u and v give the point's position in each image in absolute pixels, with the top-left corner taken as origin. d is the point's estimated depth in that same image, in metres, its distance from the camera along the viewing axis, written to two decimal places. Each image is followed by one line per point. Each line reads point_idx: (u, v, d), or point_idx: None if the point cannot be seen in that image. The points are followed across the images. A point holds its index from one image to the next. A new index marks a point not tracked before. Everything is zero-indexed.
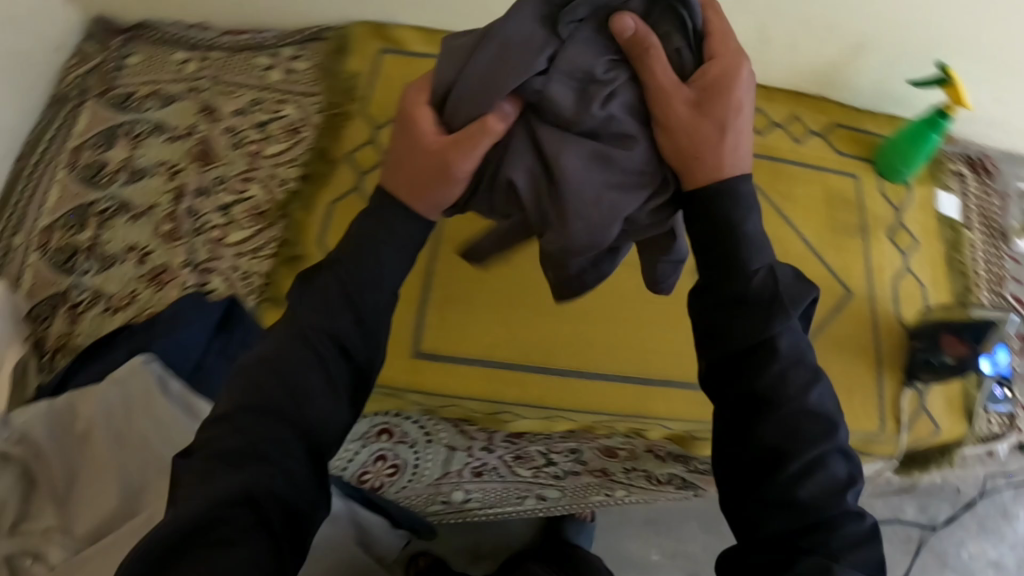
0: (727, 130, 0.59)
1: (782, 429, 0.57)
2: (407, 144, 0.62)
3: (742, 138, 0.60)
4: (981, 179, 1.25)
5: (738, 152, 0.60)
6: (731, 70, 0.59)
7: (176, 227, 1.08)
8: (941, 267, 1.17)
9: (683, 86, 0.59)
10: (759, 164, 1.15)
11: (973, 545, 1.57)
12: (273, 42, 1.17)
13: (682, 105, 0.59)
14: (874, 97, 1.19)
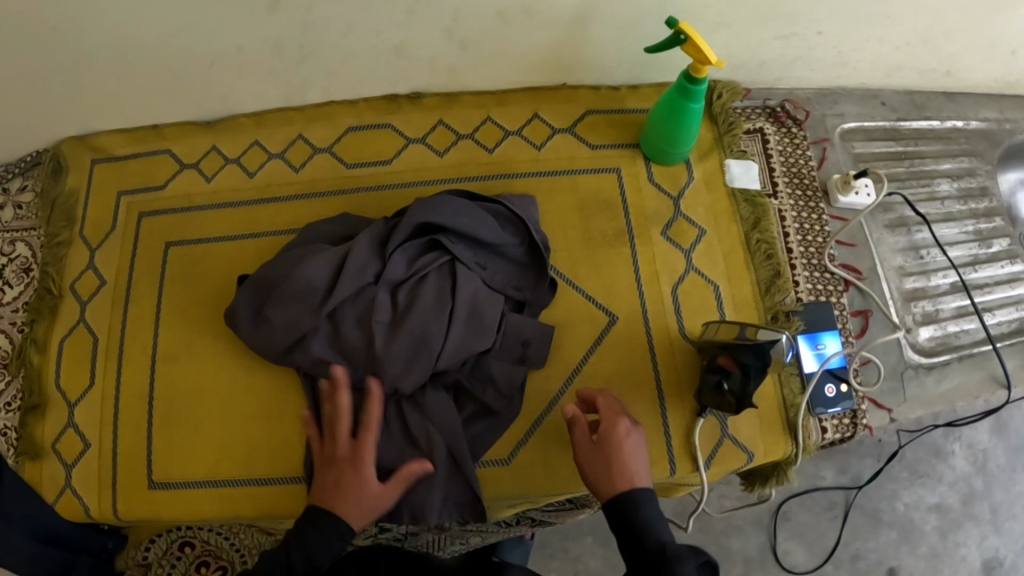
0: (626, 468, 0.77)
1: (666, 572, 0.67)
2: (338, 474, 0.80)
3: (635, 454, 0.79)
4: (786, 129, 1.11)
5: (625, 471, 0.77)
6: (612, 419, 0.82)
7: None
8: (738, 255, 1.02)
9: (619, 415, 0.83)
10: (494, 187, 1.04)
11: (905, 493, 1.41)
12: (2, 179, 1.15)
13: (588, 448, 0.80)
14: (626, 70, 1.09)
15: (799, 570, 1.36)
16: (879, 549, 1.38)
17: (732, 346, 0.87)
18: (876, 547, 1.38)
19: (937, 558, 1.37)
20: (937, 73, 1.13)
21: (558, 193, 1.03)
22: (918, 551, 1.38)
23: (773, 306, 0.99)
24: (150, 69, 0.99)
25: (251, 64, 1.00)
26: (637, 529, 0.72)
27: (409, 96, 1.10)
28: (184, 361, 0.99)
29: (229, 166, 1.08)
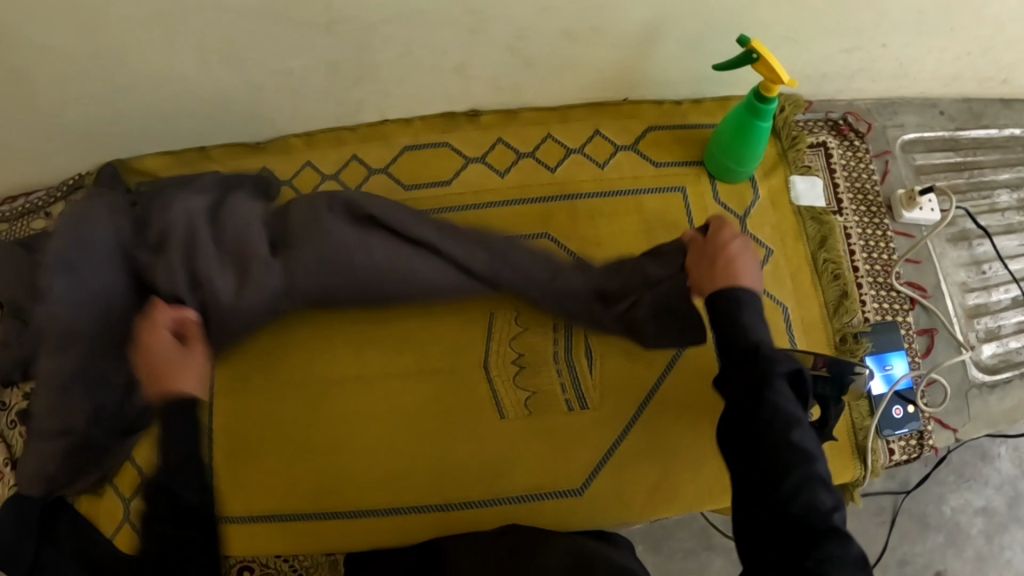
0: (735, 269, 0.75)
1: (745, 369, 0.67)
2: None
3: (747, 267, 0.75)
4: (847, 143, 1.09)
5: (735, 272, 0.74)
6: (739, 246, 0.77)
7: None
8: (805, 274, 1.00)
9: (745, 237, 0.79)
10: (555, 210, 1.01)
11: (951, 495, 1.26)
12: (43, 204, 1.13)
13: (702, 268, 0.78)
14: (694, 84, 1.06)
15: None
16: (925, 553, 1.23)
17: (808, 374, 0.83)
18: (921, 551, 1.23)
19: (985, 562, 1.22)
20: (993, 82, 1.11)
21: (625, 210, 1.01)
22: (964, 555, 1.22)
23: (841, 328, 0.98)
24: (202, 94, 0.98)
25: (306, 85, 0.98)
26: (736, 325, 0.71)
27: (468, 115, 1.07)
28: (251, 396, 0.96)
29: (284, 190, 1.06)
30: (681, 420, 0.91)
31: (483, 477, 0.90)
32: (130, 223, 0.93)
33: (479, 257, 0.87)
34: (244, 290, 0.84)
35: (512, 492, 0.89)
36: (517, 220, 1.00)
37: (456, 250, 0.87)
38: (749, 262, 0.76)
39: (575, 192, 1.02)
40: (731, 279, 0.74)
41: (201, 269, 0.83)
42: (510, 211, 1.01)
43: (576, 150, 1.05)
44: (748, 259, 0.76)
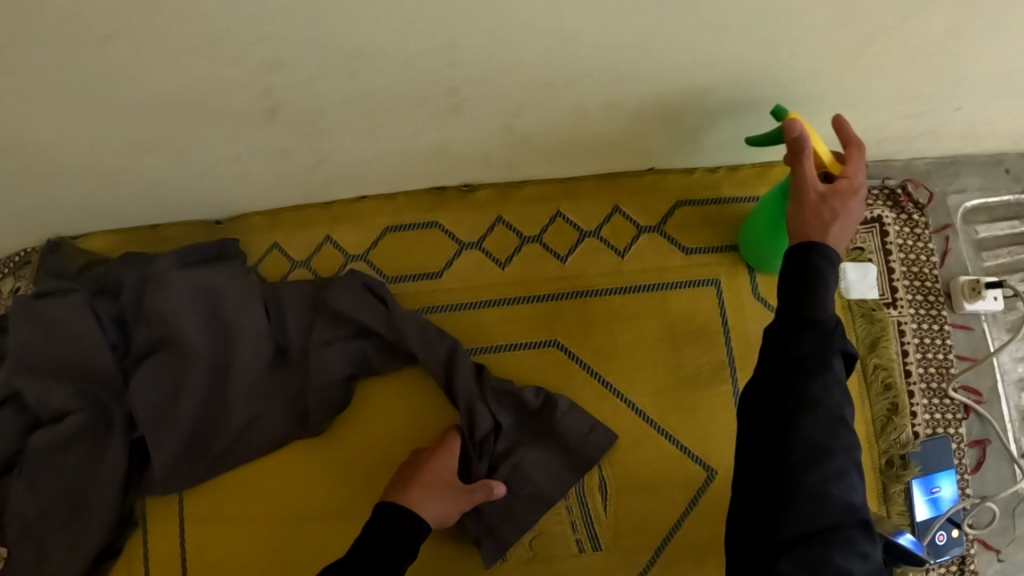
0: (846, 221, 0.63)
1: (804, 442, 0.53)
2: None
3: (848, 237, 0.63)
4: (905, 216, 0.93)
5: (835, 209, 0.63)
6: (856, 180, 0.65)
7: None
8: (852, 385, 0.87)
9: (852, 166, 0.65)
10: (564, 309, 0.83)
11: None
12: None
13: (815, 190, 0.64)
14: (735, 150, 0.87)
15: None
16: None
17: None
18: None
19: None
20: None
21: (647, 312, 0.84)
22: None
23: (888, 448, 0.86)
24: (145, 178, 0.83)
25: (257, 170, 0.83)
26: (809, 293, 0.57)
27: (458, 189, 0.87)
28: (226, 524, 0.86)
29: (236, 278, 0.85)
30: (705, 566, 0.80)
31: None
32: (121, 334, 0.90)
33: (479, 399, 0.78)
34: (236, 402, 0.82)
35: None
36: (518, 326, 0.83)
37: (462, 394, 0.78)
38: (855, 201, 0.65)
39: (587, 288, 0.84)
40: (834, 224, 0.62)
41: (189, 395, 0.83)
42: (507, 313, 0.83)
43: (591, 233, 0.86)
44: (853, 195, 0.64)
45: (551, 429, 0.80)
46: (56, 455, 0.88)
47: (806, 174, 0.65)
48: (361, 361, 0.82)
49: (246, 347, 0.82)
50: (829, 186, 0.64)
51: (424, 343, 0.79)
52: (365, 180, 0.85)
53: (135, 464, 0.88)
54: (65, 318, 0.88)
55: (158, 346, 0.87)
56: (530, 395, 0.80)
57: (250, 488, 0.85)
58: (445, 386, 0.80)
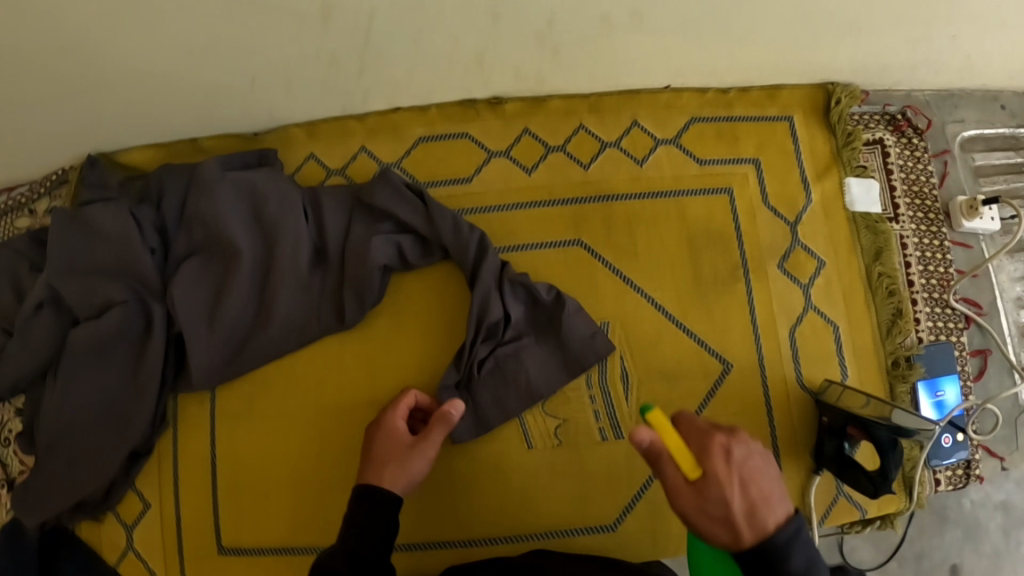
0: (747, 488, 0.62)
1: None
2: None
3: (769, 488, 0.64)
4: (906, 140, 0.99)
5: (757, 517, 0.62)
6: (708, 454, 0.64)
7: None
8: (859, 292, 0.91)
9: (709, 430, 0.66)
10: (589, 211, 0.90)
11: (974, 488, 1.10)
12: (26, 200, 1.05)
13: (687, 498, 0.63)
14: (750, 70, 0.92)
15: (865, 567, 1.06)
16: (944, 547, 1.08)
17: (865, 420, 0.79)
18: (940, 544, 1.08)
19: (1003, 559, 1.08)
20: None
21: (664, 213, 0.90)
22: (982, 551, 1.08)
23: (894, 350, 0.91)
24: (192, 85, 0.88)
25: (300, 78, 0.87)
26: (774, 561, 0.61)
27: (488, 102, 0.93)
28: (259, 419, 0.88)
29: (277, 183, 0.89)
30: None
31: (511, 513, 0.84)
32: (161, 241, 0.94)
33: (500, 285, 0.83)
34: (279, 295, 0.85)
35: (540, 528, 0.84)
36: (544, 223, 0.89)
37: (485, 283, 0.82)
38: (714, 471, 0.63)
39: (608, 189, 0.90)
40: (736, 502, 0.62)
41: (232, 291, 0.86)
42: (537, 214, 0.89)
43: (611, 142, 0.92)
44: (721, 467, 0.64)
45: (556, 327, 0.83)
46: (99, 353, 0.91)
47: (671, 475, 0.64)
48: (398, 254, 0.86)
49: (286, 244, 0.86)
50: (690, 486, 0.63)
51: (458, 237, 0.84)
52: (401, 91, 0.90)
53: (173, 360, 0.91)
54: (107, 222, 0.92)
55: (199, 251, 0.91)
56: (542, 290, 0.84)
57: (287, 383, 0.88)
58: (469, 276, 0.84)
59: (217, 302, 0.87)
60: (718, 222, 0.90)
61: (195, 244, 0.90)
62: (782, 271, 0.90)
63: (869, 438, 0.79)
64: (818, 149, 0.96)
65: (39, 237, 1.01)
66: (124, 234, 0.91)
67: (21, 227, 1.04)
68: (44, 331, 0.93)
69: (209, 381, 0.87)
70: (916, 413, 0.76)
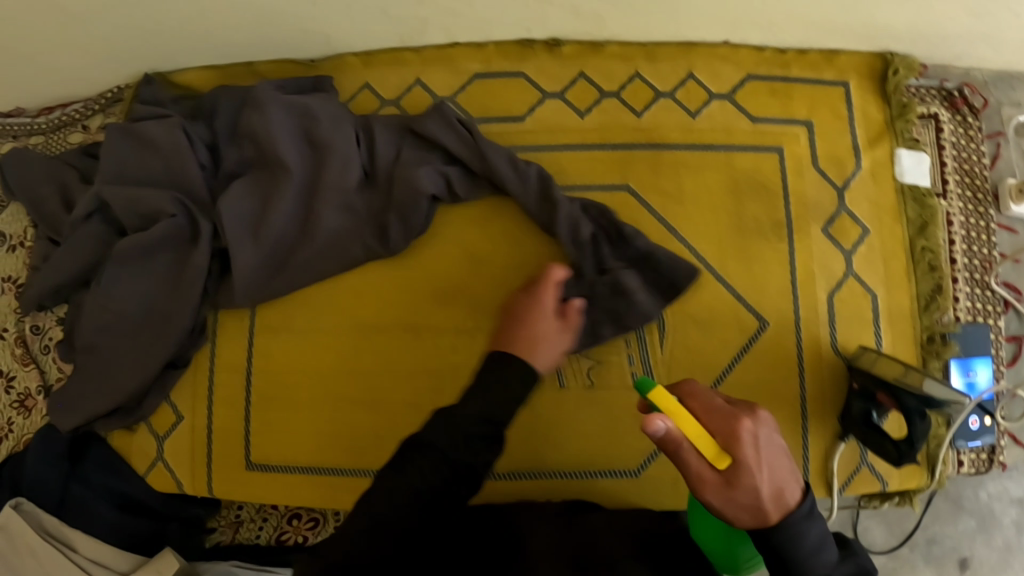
0: (773, 471, 0.59)
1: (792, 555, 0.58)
2: None
3: (790, 469, 0.60)
4: (961, 118, 0.98)
5: (784, 497, 0.59)
6: (734, 439, 0.59)
7: (29, 347, 1.02)
8: (900, 262, 0.91)
9: (733, 414, 0.61)
10: (638, 158, 0.90)
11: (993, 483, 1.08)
12: (80, 116, 1.07)
13: (715, 489, 0.58)
14: (806, 30, 0.92)
15: (877, 552, 1.06)
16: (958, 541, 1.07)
17: (896, 386, 0.78)
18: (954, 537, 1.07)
19: None
20: None
21: (712, 166, 0.90)
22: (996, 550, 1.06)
23: (930, 325, 0.90)
24: (254, 7, 0.89)
25: (359, 5, 0.88)
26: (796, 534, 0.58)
27: (546, 44, 0.94)
28: (293, 336, 0.89)
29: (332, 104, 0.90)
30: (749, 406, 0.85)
31: (535, 448, 0.85)
32: (211, 157, 0.94)
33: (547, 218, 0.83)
34: (325, 211, 0.86)
35: (560, 465, 0.85)
36: (593, 167, 0.90)
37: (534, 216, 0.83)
38: (742, 455, 0.59)
39: (659, 138, 0.91)
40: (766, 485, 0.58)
41: (281, 206, 0.87)
42: (586, 157, 0.90)
43: (666, 92, 0.93)
44: (749, 453, 0.59)
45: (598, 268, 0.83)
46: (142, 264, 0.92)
47: (696, 462, 0.59)
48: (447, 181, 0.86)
49: (337, 162, 0.87)
50: (718, 474, 0.58)
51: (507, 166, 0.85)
52: (460, 27, 0.92)
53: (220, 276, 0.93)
54: (159, 134, 0.92)
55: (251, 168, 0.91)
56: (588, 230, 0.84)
57: (324, 306, 0.89)
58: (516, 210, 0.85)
59: (263, 215, 0.88)
60: (765, 177, 0.90)
61: (247, 159, 0.92)
62: (825, 233, 0.90)
63: (898, 405, 0.78)
64: (871, 116, 0.95)
65: (90, 152, 1.03)
66: (175, 146, 0.91)
67: (72, 140, 1.07)
68: (88, 239, 0.95)
69: (250, 294, 0.88)
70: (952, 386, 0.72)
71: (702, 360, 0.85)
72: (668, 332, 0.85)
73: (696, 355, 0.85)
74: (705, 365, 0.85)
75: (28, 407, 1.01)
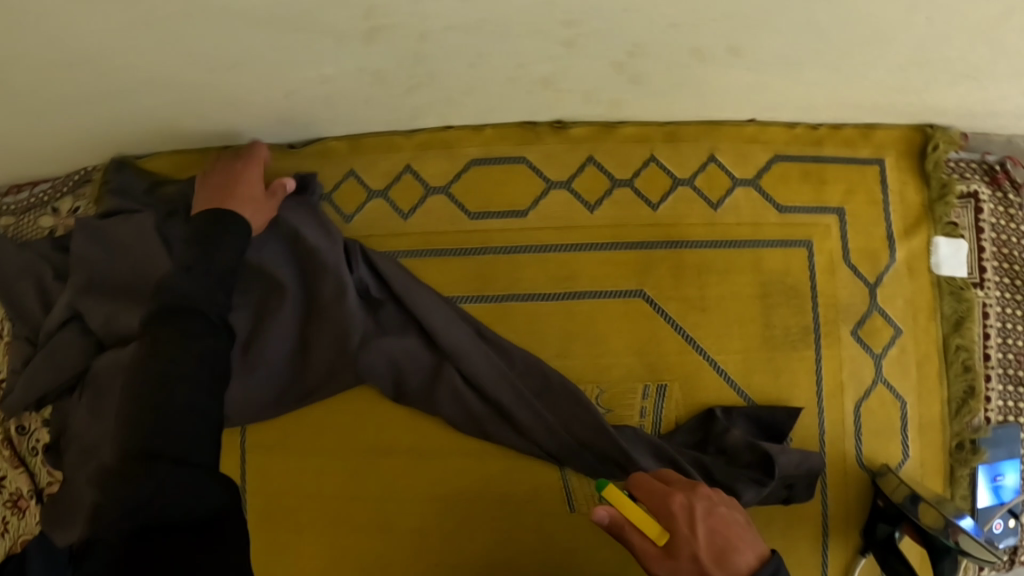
0: (722, 550, 0.58)
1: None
2: None
3: (743, 534, 0.60)
4: (1002, 196, 0.90)
5: (740, 563, 0.58)
6: (671, 514, 0.59)
7: (16, 449, 0.98)
8: (933, 364, 0.86)
9: (672, 488, 0.61)
10: (655, 260, 0.84)
11: None
12: (51, 198, 0.99)
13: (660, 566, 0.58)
14: (841, 108, 0.84)
15: None
16: None
17: (922, 524, 0.76)
18: None
19: None
20: None
21: (734, 265, 0.84)
22: None
23: (960, 431, 0.86)
24: (229, 99, 0.80)
25: (345, 96, 0.79)
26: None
27: (552, 125, 0.86)
28: (292, 458, 0.85)
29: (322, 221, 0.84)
30: (768, 524, 0.82)
31: (549, 575, 0.82)
32: None
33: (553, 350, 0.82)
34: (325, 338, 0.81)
35: None
36: (607, 270, 0.84)
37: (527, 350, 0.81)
38: (680, 530, 0.58)
39: (676, 235, 0.84)
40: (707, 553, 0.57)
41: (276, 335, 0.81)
42: (599, 258, 0.84)
43: (685, 179, 0.85)
44: (688, 526, 0.59)
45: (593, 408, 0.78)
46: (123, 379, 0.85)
47: (637, 544, 0.59)
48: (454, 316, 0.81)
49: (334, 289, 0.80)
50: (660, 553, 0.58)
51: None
52: (459, 112, 0.83)
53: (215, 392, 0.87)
54: (131, 238, 0.86)
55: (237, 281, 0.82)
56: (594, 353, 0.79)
57: (324, 421, 0.85)
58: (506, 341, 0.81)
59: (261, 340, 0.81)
60: (789, 276, 0.84)
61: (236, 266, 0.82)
62: (856, 336, 0.84)
63: (924, 540, 0.76)
64: (907, 199, 0.88)
65: (62, 244, 0.96)
66: (151, 251, 0.86)
67: (44, 224, 0.99)
68: (71, 349, 0.89)
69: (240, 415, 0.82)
70: (985, 540, 0.71)
71: None
72: None
73: None
74: None
75: (22, 510, 0.98)
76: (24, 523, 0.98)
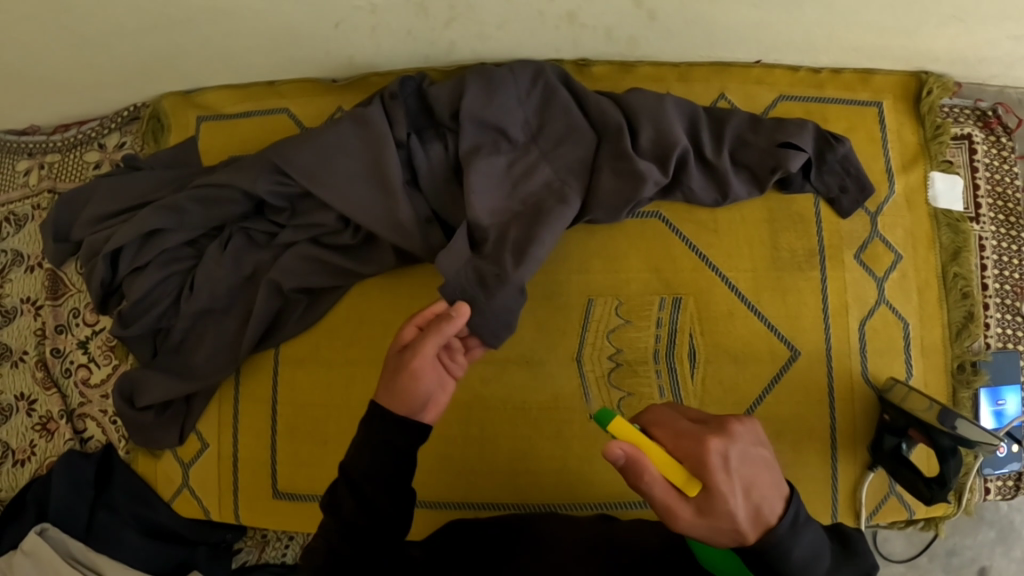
0: (750, 492, 0.50)
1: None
2: None
3: (767, 482, 0.51)
4: (994, 139, 0.96)
5: (760, 513, 0.51)
6: (704, 464, 0.50)
7: (49, 371, 1.01)
8: (933, 290, 0.90)
9: (700, 431, 0.52)
10: None
11: None
12: (97, 135, 1.04)
13: (684, 519, 0.49)
14: (842, 51, 0.90)
15: (894, 560, 1.01)
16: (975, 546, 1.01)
17: (929, 425, 0.78)
18: (972, 543, 1.01)
19: None
20: None
21: None
22: None
23: (961, 354, 0.89)
24: (276, 31, 0.86)
25: (386, 28, 0.85)
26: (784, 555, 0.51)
27: (574, 65, 0.92)
28: (323, 368, 0.90)
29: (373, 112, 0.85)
30: (779, 436, 0.85)
31: (571, 481, 0.85)
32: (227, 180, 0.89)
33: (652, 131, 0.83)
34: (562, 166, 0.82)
35: (592, 498, 0.85)
36: None
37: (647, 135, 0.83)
38: (714, 481, 0.49)
39: None
40: (743, 508, 0.50)
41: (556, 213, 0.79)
42: None
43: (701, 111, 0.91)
44: (724, 476, 0.49)
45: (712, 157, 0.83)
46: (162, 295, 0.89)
47: (662, 495, 0.49)
48: (658, 164, 0.82)
49: (522, 159, 0.83)
50: (689, 505, 0.49)
51: (667, 126, 0.83)
52: (488, 48, 0.90)
53: (233, 317, 0.89)
54: None
55: (314, 212, 0.86)
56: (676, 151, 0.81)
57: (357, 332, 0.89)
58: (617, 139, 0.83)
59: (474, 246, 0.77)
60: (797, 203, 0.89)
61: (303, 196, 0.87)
62: (860, 258, 0.89)
63: (930, 442, 0.79)
64: (905, 139, 0.94)
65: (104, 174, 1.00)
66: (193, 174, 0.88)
67: (90, 159, 1.05)
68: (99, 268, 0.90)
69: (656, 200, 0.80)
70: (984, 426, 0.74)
71: (732, 388, 0.85)
72: (699, 358, 0.85)
73: (729, 382, 0.85)
74: (736, 394, 0.85)
75: (50, 432, 1.00)
76: (52, 446, 1.00)
